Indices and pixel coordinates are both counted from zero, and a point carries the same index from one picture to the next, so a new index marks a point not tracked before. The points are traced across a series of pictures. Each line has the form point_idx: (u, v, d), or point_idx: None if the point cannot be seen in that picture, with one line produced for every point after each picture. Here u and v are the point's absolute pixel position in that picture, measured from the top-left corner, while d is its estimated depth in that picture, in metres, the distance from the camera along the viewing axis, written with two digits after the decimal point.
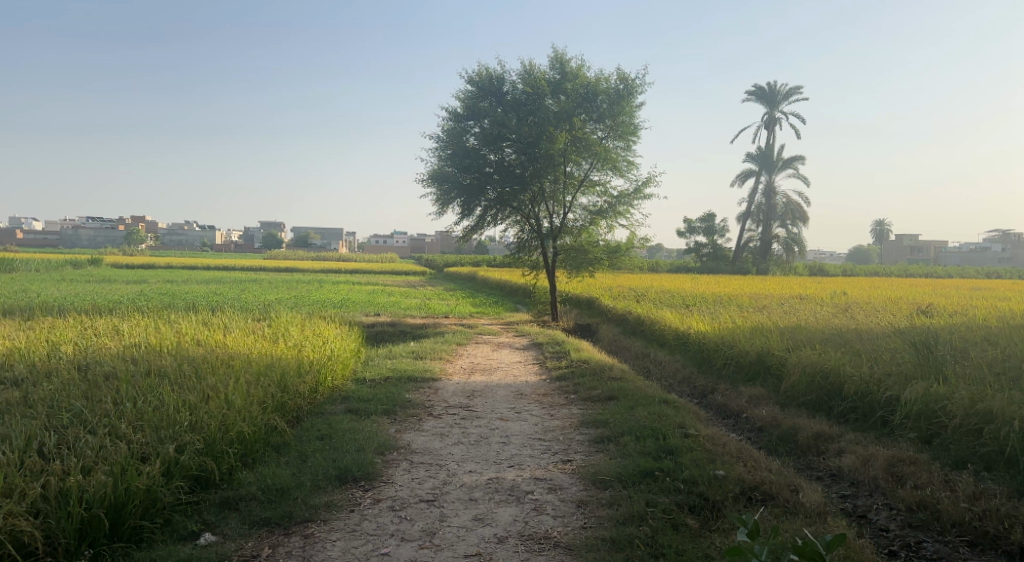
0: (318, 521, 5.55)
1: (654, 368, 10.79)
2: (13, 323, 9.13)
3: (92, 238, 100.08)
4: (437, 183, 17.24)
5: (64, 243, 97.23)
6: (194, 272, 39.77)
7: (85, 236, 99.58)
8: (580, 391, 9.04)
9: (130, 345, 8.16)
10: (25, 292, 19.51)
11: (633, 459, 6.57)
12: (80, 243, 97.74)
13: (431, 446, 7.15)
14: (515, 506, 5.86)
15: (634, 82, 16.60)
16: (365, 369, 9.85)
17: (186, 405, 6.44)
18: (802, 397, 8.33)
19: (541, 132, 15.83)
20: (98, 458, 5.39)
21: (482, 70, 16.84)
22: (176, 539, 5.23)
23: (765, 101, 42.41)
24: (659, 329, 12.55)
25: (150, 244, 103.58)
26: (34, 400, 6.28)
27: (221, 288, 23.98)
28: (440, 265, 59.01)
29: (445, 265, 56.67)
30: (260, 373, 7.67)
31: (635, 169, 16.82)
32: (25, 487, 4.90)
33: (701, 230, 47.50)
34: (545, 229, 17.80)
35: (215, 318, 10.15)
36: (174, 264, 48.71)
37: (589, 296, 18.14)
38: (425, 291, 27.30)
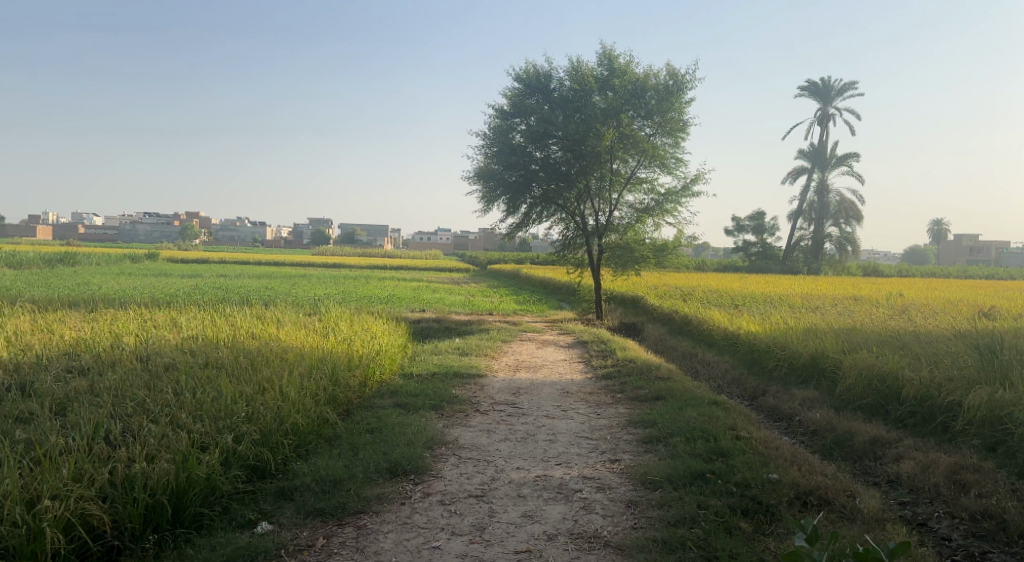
0: (370, 513, 5.63)
1: (702, 369, 10.64)
2: (79, 314, 9.50)
3: (148, 233, 103.39)
4: (483, 181, 17.32)
5: (122, 238, 100.33)
6: (249, 273, 34.17)
7: (142, 231, 102.96)
8: (627, 390, 8.97)
9: (188, 337, 8.40)
10: (88, 284, 20.26)
11: (683, 460, 6.49)
12: (134, 238, 101.18)
13: (478, 442, 7.18)
14: (563, 504, 5.85)
15: (684, 78, 16.39)
16: (412, 363, 9.96)
17: (243, 396, 6.63)
18: (858, 401, 8.12)
19: (588, 129, 15.74)
20: (161, 446, 5.57)
21: (529, 67, 16.84)
22: (234, 526, 5.37)
23: (818, 97, 41.40)
24: (708, 329, 12.38)
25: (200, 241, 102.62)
26: (100, 389, 6.49)
27: (270, 283, 24.61)
28: (483, 262, 59.26)
29: (488, 263, 57.03)
30: (312, 366, 7.84)
31: (683, 166, 16.60)
32: (95, 473, 5.08)
33: (749, 229, 46.72)
34: (590, 226, 17.71)
35: (268, 312, 10.38)
36: (230, 264, 44.23)
37: (635, 295, 17.99)
38: (471, 288, 27.51)
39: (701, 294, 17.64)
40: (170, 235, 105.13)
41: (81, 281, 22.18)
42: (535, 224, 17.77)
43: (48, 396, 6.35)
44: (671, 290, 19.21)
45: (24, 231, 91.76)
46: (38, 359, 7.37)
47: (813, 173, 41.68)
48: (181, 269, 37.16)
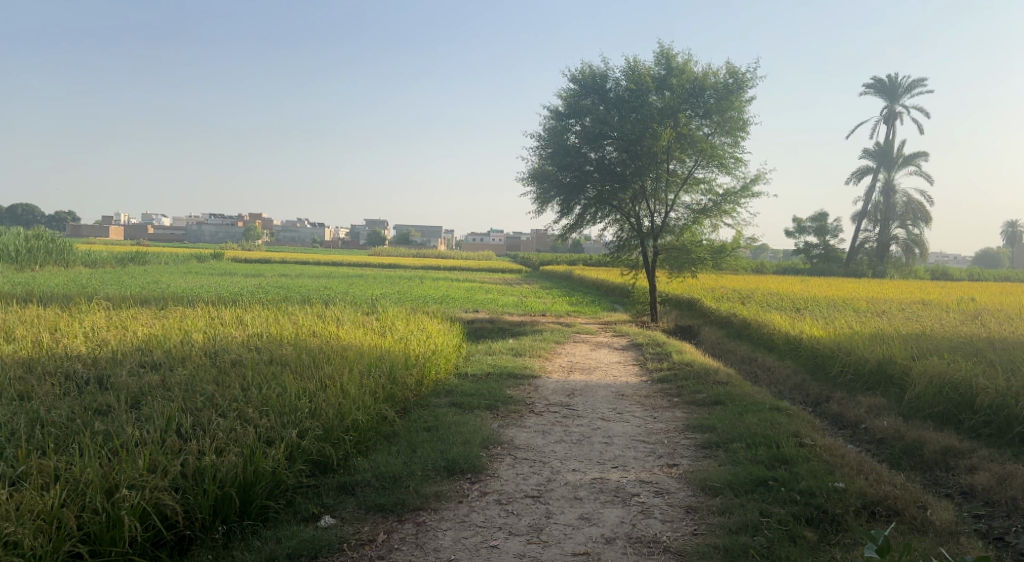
0: (429, 509, 5.71)
1: (762, 373, 10.40)
2: (150, 312, 9.89)
3: (213, 234, 107.46)
4: (537, 182, 17.34)
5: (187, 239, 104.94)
6: (312, 272, 35.13)
7: (207, 232, 107.45)
8: (684, 394, 8.83)
9: (252, 334, 8.66)
10: (157, 283, 21.08)
11: (744, 467, 6.37)
12: (199, 239, 105.49)
13: (534, 443, 7.19)
14: (621, 508, 5.79)
15: (744, 75, 16.09)
16: (466, 364, 10.03)
17: (306, 392, 6.81)
18: (928, 409, 7.81)
19: (644, 130, 15.61)
20: (229, 439, 5.75)
21: (585, 68, 16.77)
22: (299, 520, 5.53)
23: (884, 95, 39.96)
24: (768, 332, 12.08)
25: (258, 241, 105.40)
26: (171, 384, 6.74)
27: (329, 282, 25.24)
28: (535, 264, 59.31)
29: (540, 264, 57.03)
30: (371, 364, 8.00)
31: (743, 166, 16.26)
32: (167, 464, 5.26)
33: (810, 230, 45.47)
34: (646, 227, 17.55)
35: (327, 310, 10.62)
36: (290, 264, 45.39)
37: (691, 297, 17.73)
38: (525, 289, 27.55)
39: (760, 297, 17.24)
40: (230, 236, 108.93)
41: (153, 278, 23.24)
42: (590, 225, 17.68)
43: (123, 389, 6.61)
44: (729, 292, 18.83)
45: (95, 232, 96.41)
46: (113, 353, 7.70)
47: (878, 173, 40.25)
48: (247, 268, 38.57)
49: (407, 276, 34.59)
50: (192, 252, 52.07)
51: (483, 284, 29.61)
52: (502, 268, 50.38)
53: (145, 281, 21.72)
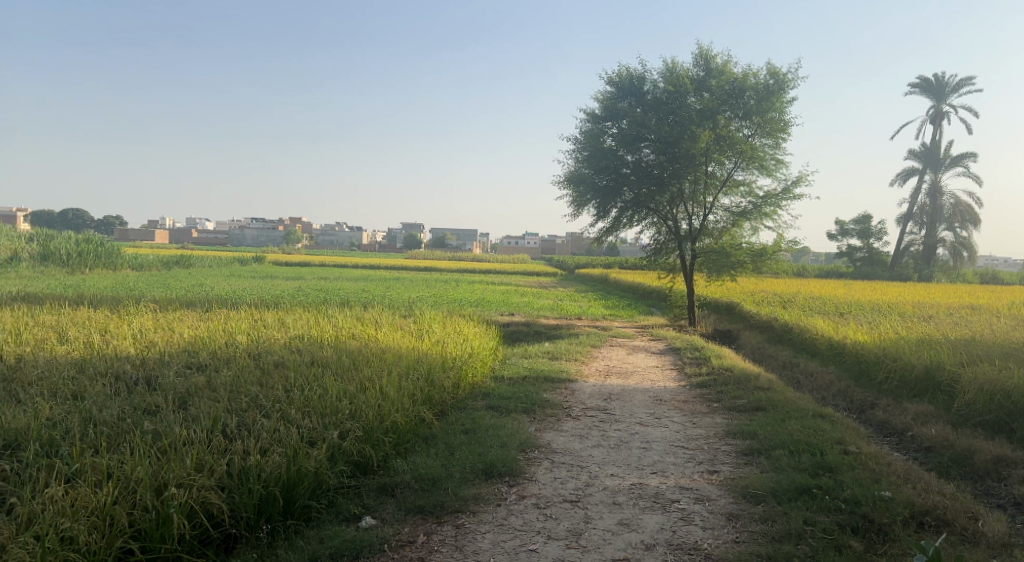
0: (467, 512, 5.73)
1: (804, 379, 10.18)
2: (195, 314, 10.12)
3: (254, 238, 109.92)
4: (574, 185, 17.31)
5: (228, 242, 108.17)
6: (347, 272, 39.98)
7: (247, 236, 110.02)
8: (723, 400, 8.70)
9: (294, 336, 8.82)
10: (202, 286, 21.63)
11: (787, 474, 6.24)
12: (241, 242, 108.26)
13: (571, 447, 7.16)
14: (661, 514, 5.73)
15: (785, 76, 15.84)
16: (502, 367, 10.05)
17: (346, 393, 6.92)
18: (978, 417, 7.56)
19: (682, 132, 15.49)
20: (273, 440, 5.87)
21: (622, 70, 16.69)
22: (341, 520, 5.61)
23: (930, 94, 38.89)
24: (811, 337, 11.83)
25: (295, 243, 108.09)
26: (217, 385, 6.89)
27: (367, 285, 25.58)
28: (570, 267, 59.16)
29: (576, 267, 56.91)
30: (409, 367, 8.08)
31: (784, 168, 16.00)
32: (214, 464, 5.38)
33: (854, 233, 44.47)
34: (683, 230, 17.38)
35: (366, 313, 10.75)
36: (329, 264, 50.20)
37: (731, 301, 17.49)
38: (561, 292, 27.57)
39: (801, 301, 16.92)
40: (269, 239, 111.14)
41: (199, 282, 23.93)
42: (627, 228, 17.57)
43: (171, 389, 6.77)
44: (769, 296, 18.53)
45: (141, 236, 99.25)
46: (161, 354, 7.91)
47: (923, 174, 39.18)
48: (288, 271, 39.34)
49: (443, 279, 34.95)
50: (234, 256, 53.32)
51: (518, 287, 29.88)
52: (536, 271, 50.33)
53: (189, 284, 22.30)
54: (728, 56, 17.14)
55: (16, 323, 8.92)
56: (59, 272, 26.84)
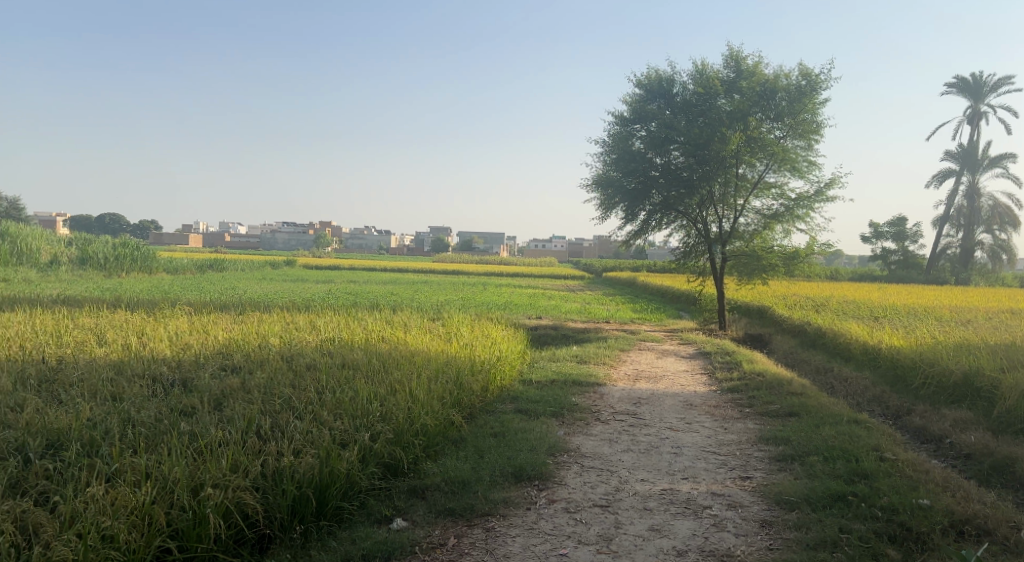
0: (498, 515, 5.73)
1: (838, 385, 10.01)
2: (229, 317, 10.31)
3: (285, 242, 111.85)
4: (602, 188, 17.27)
5: (259, 246, 110.32)
6: (373, 272, 45.08)
7: (276, 240, 111.96)
8: (755, 405, 8.59)
9: (325, 339, 8.92)
10: (235, 289, 22.03)
11: (822, 481, 6.14)
12: (273, 246, 110.29)
13: (601, 451, 7.13)
14: (692, 520, 5.67)
15: (818, 77, 15.61)
16: (530, 370, 10.04)
17: (377, 396, 6.98)
18: (1020, 424, 7.33)
19: (712, 134, 15.36)
20: (306, 441, 5.94)
21: (650, 72, 16.61)
22: (372, 521, 5.66)
23: (968, 95, 38.01)
24: (845, 342, 11.62)
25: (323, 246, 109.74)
26: (251, 386, 7.01)
27: (395, 288, 25.86)
28: (598, 271, 58.95)
29: (603, 270, 56.67)
30: (438, 370, 8.12)
31: (817, 169, 15.74)
32: (249, 465, 5.46)
33: (888, 235, 43.64)
34: (713, 233, 17.21)
35: (396, 316, 10.84)
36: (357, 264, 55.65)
37: (762, 305, 17.26)
38: (588, 295, 27.51)
39: (835, 305, 16.61)
40: (299, 243, 112.83)
41: (232, 285, 24.43)
42: (655, 231, 17.46)
43: (207, 390, 6.90)
44: (802, 300, 18.24)
45: (175, 239, 101.53)
46: (197, 356, 8.06)
47: (961, 175, 38.29)
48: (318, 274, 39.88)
49: (472, 282, 35.12)
50: (264, 259, 54.29)
51: (545, 290, 29.91)
52: (563, 274, 50.21)
53: (222, 287, 22.76)
54: (758, 57, 17.01)
55: (58, 325, 9.17)
56: (97, 274, 27.60)
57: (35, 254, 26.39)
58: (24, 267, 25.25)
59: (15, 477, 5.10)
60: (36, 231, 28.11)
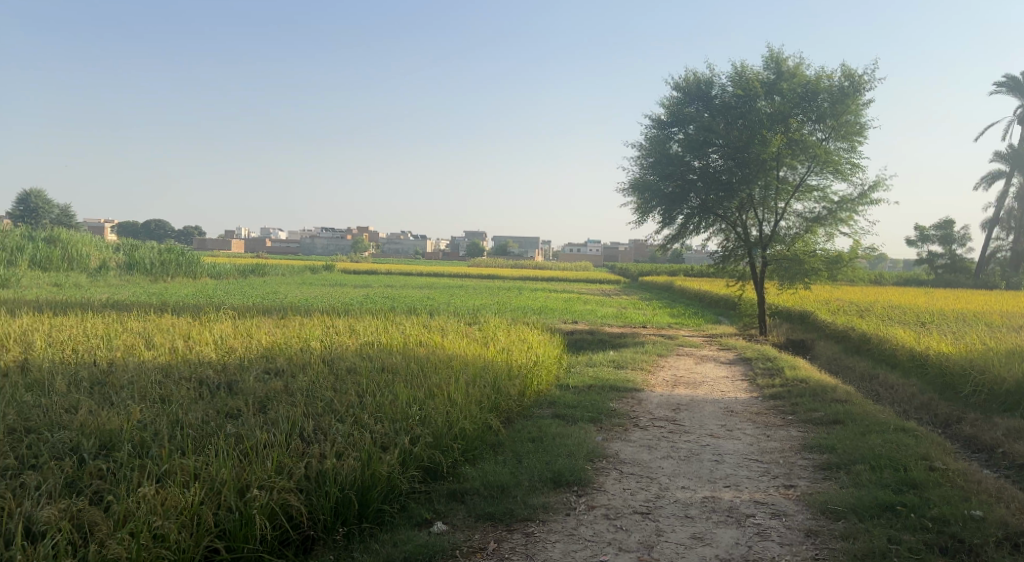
0: (537, 521, 5.73)
1: (884, 392, 9.78)
2: (271, 321, 10.51)
3: (321, 246, 114.01)
4: (638, 192, 17.19)
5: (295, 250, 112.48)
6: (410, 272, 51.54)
7: (312, 244, 114.11)
8: (798, 412, 8.43)
9: (365, 343, 9.03)
10: (274, 293, 22.47)
11: (868, 490, 5.99)
12: (311, 251, 112.48)
13: (640, 458, 7.07)
14: (735, 529, 5.58)
15: (861, 78, 15.31)
16: (567, 375, 10.01)
17: (416, 400, 7.05)
18: None
19: (753, 136, 15.18)
20: (347, 444, 6.02)
21: (688, 75, 16.48)
22: (413, 524, 5.70)
23: (1018, 94, 36.80)
24: (891, 348, 11.33)
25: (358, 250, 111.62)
26: (294, 389, 7.13)
27: (431, 293, 26.10)
28: (632, 275, 58.54)
29: (638, 274, 56.28)
30: (476, 374, 8.16)
31: (860, 172, 15.41)
32: (293, 467, 5.55)
33: (935, 239, 42.45)
34: (753, 237, 16.98)
35: (434, 320, 10.92)
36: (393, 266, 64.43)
37: (804, 310, 16.96)
38: (625, 300, 27.36)
39: (881, 310, 16.20)
40: (337, 247, 114.71)
41: (272, 289, 24.95)
42: (693, 235, 17.31)
43: (251, 393, 7.03)
44: (845, 305, 17.86)
45: (216, 245, 104.28)
46: (241, 360, 8.23)
47: (1012, 177, 37.03)
48: (356, 278, 40.44)
49: (508, 287, 35.25)
50: (302, 264, 55.26)
51: (580, 295, 29.87)
52: (597, 278, 50.09)
53: (262, 291, 23.26)
54: (799, 59, 16.76)
55: (108, 328, 9.46)
56: (144, 278, 28.46)
57: (86, 260, 27.36)
58: (75, 271, 26.20)
59: (71, 475, 5.26)
60: (86, 237, 29.14)
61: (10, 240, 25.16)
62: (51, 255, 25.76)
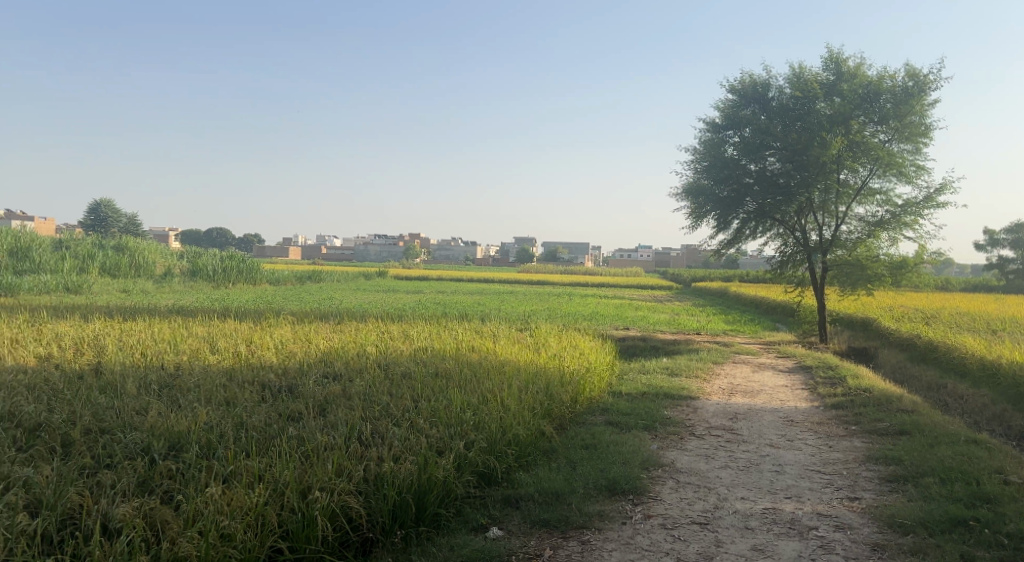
0: (593, 529, 5.68)
1: (953, 403, 9.39)
2: (328, 326, 10.76)
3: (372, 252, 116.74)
4: (692, 197, 16.99)
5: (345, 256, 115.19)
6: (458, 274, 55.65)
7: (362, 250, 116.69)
8: (862, 422, 8.16)
9: (419, 348, 9.15)
10: (329, 299, 22.99)
11: (938, 504, 5.75)
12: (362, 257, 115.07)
13: (697, 467, 6.96)
14: (797, 541, 5.42)
15: (926, 77, 14.78)
16: (620, 382, 9.92)
17: (470, 405, 7.12)
18: None
19: (812, 139, 14.78)
20: (404, 448, 6.11)
21: (744, 77, 16.21)
22: (469, 529, 5.74)
23: None
24: (960, 356, 10.87)
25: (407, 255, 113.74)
26: (352, 393, 7.28)
27: (481, 299, 26.26)
28: (684, 280, 57.75)
29: (689, 280, 55.59)
30: (529, 381, 8.18)
31: (926, 174, 14.85)
32: (351, 469, 5.66)
33: (1006, 243, 40.60)
34: (813, 242, 16.52)
35: (486, 326, 10.98)
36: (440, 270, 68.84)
37: (866, 316, 16.40)
38: (676, 306, 26.98)
39: (949, 317, 15.54)
40: (388, 254, 116.44)
41: (325, 295, 25.52)
42: (750, 240, 17.02)
43: (311, 396, 7.21)
44: (911, 312, 17.17)
45: (273, 251, 107.79)
46: (300, 364, 8.45)
47: None
48: (408, 284, 41.21)
49: (558, 292, 35.29)
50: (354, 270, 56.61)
51: (630, 301, 29.64)
52: (648, 283, 49.75)
53: (317, 297, 23.80)
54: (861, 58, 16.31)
55: (175, 333, 9.84)
56: (205, 284, 29.52)
57: (152, 266, 28.61)
58: (141, 278, 27.31)
59: (142, 475, 5.47)
60: (152, 245, 30.45)
61: (82, 248, 26.49)
62: (119, 263, 26.94)
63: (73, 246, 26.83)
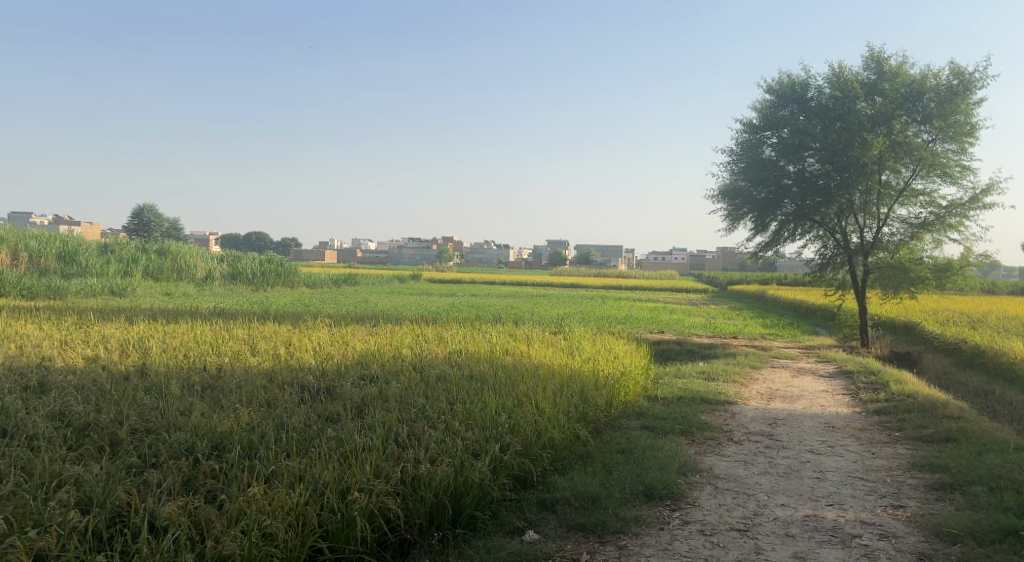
0: (630, 533, 5.65)
1: (1002, 409, 9.09)
2: (365, 329, 10.88)
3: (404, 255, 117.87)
4: (728, 199, 16.82)
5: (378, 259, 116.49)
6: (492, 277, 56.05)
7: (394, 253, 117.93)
8: (907, 429, 7.95)
9: (454, 351, 9.20)
10: (365, 302, 23.28)
11: (988, 514, 5.57)
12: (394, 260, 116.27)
13: (735, 473, 6.86)
14: (840, 549, 5.31)
15: (972, 75, 14.39)
16: (656, 386, 9.84)
17: (505, 408, 7.14)
18: None
19: (852, 139, 14.50)
20: (441, 449, 6.16)
21: (782, 77, 15.98)
22: (505, 532, 5.76)
23: None
24: (1008, 362, 10.52)
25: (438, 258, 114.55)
26: (388, 396, 7.36)
27: (513, 301, 26.30)
28: (720, 283, 57.00)
29: (724, 283, 54.85)
30: (564, 384, 8.16)
31: (972, 174, 14.43)
32: (388, 471, 5.71)
33: None
34: (854, 244, 16.18)
35: (521, 330, 10.99)
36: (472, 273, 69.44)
37: (909, 320, 15.98)
38: (711, 309, 26.67)
39: (997, 321, 15.05)
40: (419, 256, 117.28)
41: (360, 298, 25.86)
42: (788, 242, 16.76)
43: (349, 398, 7.31)
44: (956, 316, 16.69)
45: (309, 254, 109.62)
46: (338, 366, 8.57)
47: None
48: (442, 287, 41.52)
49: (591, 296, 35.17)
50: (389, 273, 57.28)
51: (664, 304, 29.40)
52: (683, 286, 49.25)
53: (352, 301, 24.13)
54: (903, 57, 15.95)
55: (217, 336, 10.06)
56: (244, 288, 30.15)
57: (193, 271, 29.33)
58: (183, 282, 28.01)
59: (187, 474, 5.60)
60: (194, 249, 31.22)
61: (127, 252, 27.28)
62: (162, 267, 27.66)
63: (118, 250, 27.65)
